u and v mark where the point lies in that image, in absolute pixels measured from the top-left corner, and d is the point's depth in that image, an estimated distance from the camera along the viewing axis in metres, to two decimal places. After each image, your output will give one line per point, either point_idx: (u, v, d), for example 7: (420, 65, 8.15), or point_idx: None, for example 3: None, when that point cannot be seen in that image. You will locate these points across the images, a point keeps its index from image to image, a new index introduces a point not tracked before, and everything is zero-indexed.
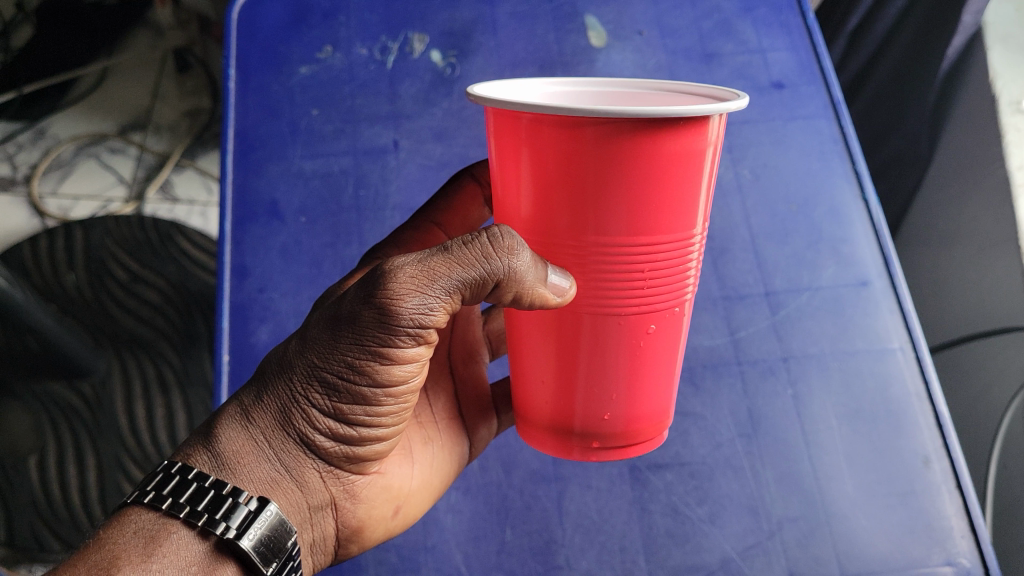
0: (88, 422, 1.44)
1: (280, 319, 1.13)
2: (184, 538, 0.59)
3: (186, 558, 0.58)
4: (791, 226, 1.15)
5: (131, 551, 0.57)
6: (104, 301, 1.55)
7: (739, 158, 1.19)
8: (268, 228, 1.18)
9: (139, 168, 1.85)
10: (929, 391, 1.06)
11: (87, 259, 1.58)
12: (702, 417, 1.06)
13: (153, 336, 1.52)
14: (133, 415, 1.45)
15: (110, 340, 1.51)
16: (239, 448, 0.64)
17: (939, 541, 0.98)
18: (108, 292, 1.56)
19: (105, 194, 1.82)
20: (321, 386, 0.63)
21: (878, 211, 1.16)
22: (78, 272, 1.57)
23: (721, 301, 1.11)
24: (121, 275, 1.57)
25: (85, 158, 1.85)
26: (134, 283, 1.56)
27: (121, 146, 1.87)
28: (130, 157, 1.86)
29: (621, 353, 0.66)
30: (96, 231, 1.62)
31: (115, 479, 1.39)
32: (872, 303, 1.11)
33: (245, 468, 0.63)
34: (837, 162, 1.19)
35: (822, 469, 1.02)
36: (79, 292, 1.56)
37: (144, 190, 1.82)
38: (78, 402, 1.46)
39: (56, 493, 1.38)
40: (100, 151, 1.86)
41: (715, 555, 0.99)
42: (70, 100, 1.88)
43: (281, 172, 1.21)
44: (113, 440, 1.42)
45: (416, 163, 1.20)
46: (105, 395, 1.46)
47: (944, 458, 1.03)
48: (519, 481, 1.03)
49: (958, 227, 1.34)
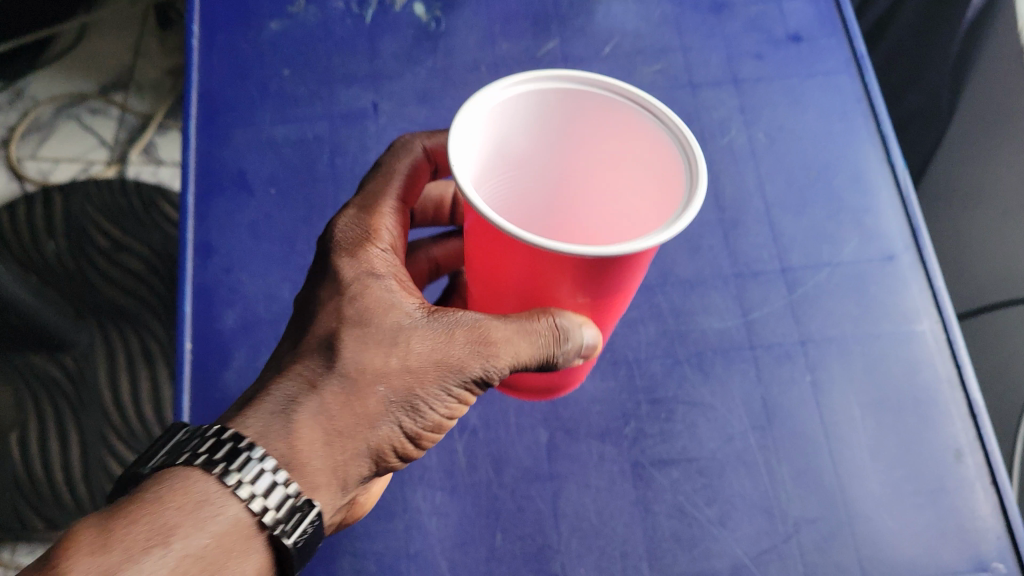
0: (70, 395, 1.37)
1: (250, 301, 1.00)
2: (240, 520, 0.59)
3: (236, 541, 0.59)
4: (809, 194, 1.06)
5: (188, 522, 0.57)
6: (83, 269, 1.46)
7: (752, 120, 1.11)
8: (234, 201, 1.06)
9: (121, 129, 1.75)
10: (961, 378, 0.96)
11: (67, 225, 1.50)
12: (712, 408, 0.95)
13: (136, 305, 1.43)
14: (117, 388, 1.37)
15: (92, 311, 1.42)
16: (308, 447, 0.62)
17: (971, 543, 0.89)
18: (89, 259, 1.46)
19: (85, 155, 1.71)
20: (411, 410, 0.66)
21: (906, 176, 1.06)
22: (58, 240, 1.49)
23: (733, 278, 1.02)
24: (102, 243, 1.48)
25: (66, 119, 1.75)
26: (117, 252, 1.47)
27: (103, 106, 1.77)
28: (111, 118, 1.76)
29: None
30: (76, 198, 1.54)
31: (99, 455, 1.32)
32: (899, 279, 1.01)
33: (312, 469, 0.62)
34: (861, 124, 1.10)
35: (843, 464, 0.93)
36: (58, 261, 1.47)
37: (126, 153, 1.72)
38: (59, 374, 1.38)
39: (38, 469, 1.32)
40: (80, 112, 1.76)
41: (725, 561, 0.88)
42: (48, 59, 1.81)
43: (249, 139, 1.10)
44: (95, 415, 1.35)
45: (397, 128, 1.09)
46: (86, 368, 1.38)
47: (978, 451, 0.93)
48: (510, 480, 0.93)
49: (982, 185, 1.25)
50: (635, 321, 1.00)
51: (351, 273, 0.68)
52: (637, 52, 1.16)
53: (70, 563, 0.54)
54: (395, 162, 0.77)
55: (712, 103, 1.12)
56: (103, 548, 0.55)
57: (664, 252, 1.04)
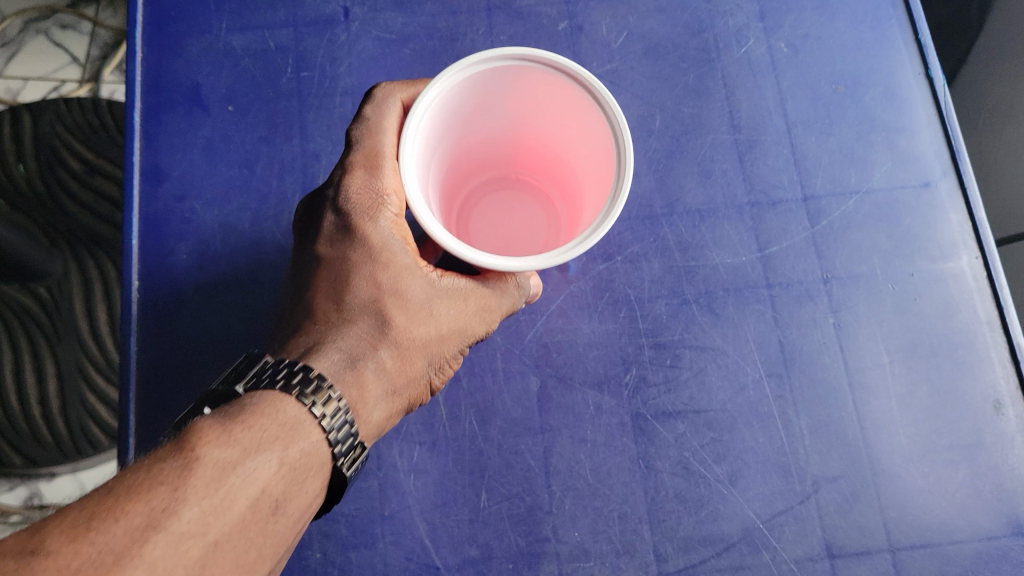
0: (46, 328, 1.33)
1: (205, 234, 0.90)
2: (319, 445, 0.56)
3: (317, 465, 0.56)
4: (836, 111, 0.94)
5: (282, 440, 0.54)
6: (56, 194, 1.35)
7: (774, 28, 0.97)
8: (187, 121, 0.94)
9: (94, 46, 1.63)
10: (1003, 319, 0.86)
11: (36, 146, 1.39)
12: (723, 353, 0.85)
13: (110, 232, 1.35)
14: (92, 316, 1.33)
15: (65, 237, 1.34)
16: (367, 405, 0.61)
17: (1007, 504, 0.80)
18: (61, 183, 1.36)
19: (55, 74, 1.61)
20: (435, 364, 0.67)
21: (945, 90, 0.94)
22: (27, 162, 1.38)
23: (748, 208, 0.90)
24: (74, 166, 1.37)
25: (34, 34, 1.63)
26: (89, 174, 1.37)
27: (72, 20, 1.64)
28: (82, 32, 1.64)
29: (530, 200, 0.80)
30: (45, 117, 1.42)
31: (77, 388, 1.30)
32: (936, 208, 0.90)
33: (369, 421, 0.62)
34: (896, 30, 0.97)
35: (868, 417, 0.83)
36: (28, 184, 1.36)
37: (99, 71, 1.61)
38: (33, 305, 1.33)
39: (14, 404, 1.29)
40: (49, 25, 1.64)
41: (735, 524, 0.80)
42: None
43: (203, 49, 0.96)
44: (71, 344, 1.31)
45: (371, 37, 0.97)
46: (61, 297, 1.33)
47: (1019, 402, 0.83)
48: (497, 433, 0.83)
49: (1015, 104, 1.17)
50: (638, 256, 0.89)
51: (375, 238, 0.63)
52: None
53: (198, 451, 0.51)
54: (384, 115, 0.66)
55: (728, 8, 0.98)
56: (224, 441, 0.52)
57: (671, 176, 0.91)
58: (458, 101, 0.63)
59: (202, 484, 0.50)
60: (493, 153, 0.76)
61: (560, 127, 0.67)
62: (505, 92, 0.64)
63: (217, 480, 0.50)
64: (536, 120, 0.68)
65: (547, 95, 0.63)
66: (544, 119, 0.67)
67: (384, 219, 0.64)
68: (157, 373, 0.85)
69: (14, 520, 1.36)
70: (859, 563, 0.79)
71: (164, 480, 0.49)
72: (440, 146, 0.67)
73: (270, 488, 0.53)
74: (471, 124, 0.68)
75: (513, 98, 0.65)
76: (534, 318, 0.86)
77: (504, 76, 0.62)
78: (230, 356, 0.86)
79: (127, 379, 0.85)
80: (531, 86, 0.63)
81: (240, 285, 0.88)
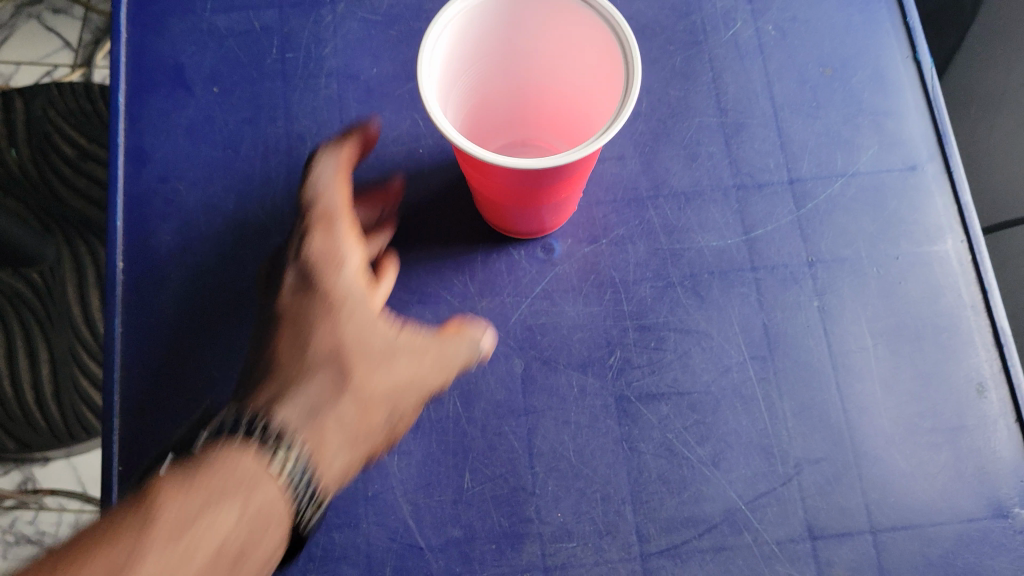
0: (38, 312, 1.35)
1: (190, 215, 0.89)
2: (276, 490, 0.65)
3: (278, 510, 0.65)
4: (824, 94, 0.93)
5: (240, 488, 0.63)
6: (50, 181, 1.37)
7: (762, 11, 0.97)
8: (171, 102, 0.93)
9: (85, 30, 1.63)
10: (987, 302, 0.86)
11: (28, 133, 1.40)
12: (707, 336, 0.85)
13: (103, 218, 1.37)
14: (86, 301, 1.35)
15: (57, 222, 1.37)
16: (320, 459, 0.69)
17: (989, 487, 0.81)
18: (54, 169, 1.38)
19: (47, 59, 1.60)
20: (390, 430, 0.75)
21: (933, 73, 0.94)
22: (20, 148, 1.39)
23: (734, 191, 0.90)
24: (67, 151, 1.38)
25: (26, 18, 1.63)
26: (83, 160, 1.38)
27: (65, 5, 1.64)
28: (75, 17, 1.63)
29: (552, 134, 0.86)
30: (38, 102, 1.42)
31: (70, 370, 1.32)
32: (922, 192, 0.90)
33: (326, 472, 0.70)
34: (883, 13, 0.97)
35: (852, 400, 0.83)
36: (21, 169, 1.37)
37: (92, 57, 1.61)
38: (26, 288, 1.36)
39: (6, 386, 1.31)
40: (41, 11, 1.63)
41: (717, 505, 0.80)
42: None
43: (187, 30, 0.96)
44: (65, 329, 1.34)
45: (357, 18, 0.97)
46: (54, 281, 1.36)
47: (1003, 385, 0.84)
48: (481, 415, 0.83)
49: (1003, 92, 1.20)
50: (623, 239, 0.89)
51: (329, 297, 0.72)
52: None
53: (163, 500, 0.60)
54: (326, 174, 0.74)
55: None
56: (187, 491, 0.61)
57: (658, 159, 0.91)
58: (463, 47, 0.69)
59: (166, 529, 0.58)
60: (505, 96, 0.82)
61: (557, 50, 0.73)
62: (502, 30, 0.70)
63: (180, 526, 0.59)
64: (534, 49, 0.74)
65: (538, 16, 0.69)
66: (540, 46, 0.73)
67: (340, 275, 0.72)
68: (141, 354, 0.84)
69: (8, 503, 1.45)
70: (840, 545, 0.79)
71: (130, 531, 0.58)
72: (452, 97, 0.74)
73: (232, 534, 0.61)
74: (477, 70, 0.75)
75: (510, 34, 0.71)
76: (519, 300, 0.87)
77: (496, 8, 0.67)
78: (212, 338, 0.85)
79: (110, 362, 0.84)
80: (523, 15, 0.69)
81: (224, 267, 0.88)
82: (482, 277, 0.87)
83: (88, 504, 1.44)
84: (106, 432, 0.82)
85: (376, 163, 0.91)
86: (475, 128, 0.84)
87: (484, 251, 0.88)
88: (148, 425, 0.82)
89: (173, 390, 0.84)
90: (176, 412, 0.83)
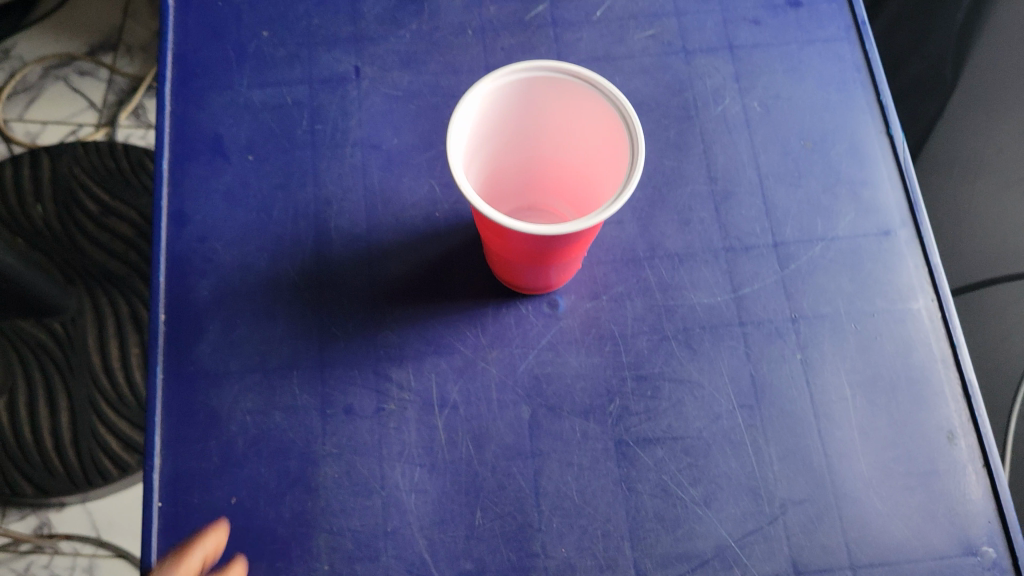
0: (59, 360, 1.51)
1: (226, 271, 0.98)
2: None
3: None
4: (804, 165, 1.03)
5: None
6: (72, 234, 1.57)
7: (747, 89, 1.07)
8: (210, 168, 1.02)
9: (111, 91, 1.88)
10: (957, 357, 0.94)
11: (54, 190, 1.62)
12: (699, 385, 0.93)
13: (125, 271, 1.56)
14: (105, 352, 1.51)
15: (80, 276, 1.55)
16: None
17: (961, 527, 0.88)
18: (77, 225, 1.58)
19: (74, 118, 1.86)
20: None
21: (904, 148, 1.03)
22: (46, 205, 1.60)
23: (724, 253, 0.98)
24: (91, 207, 1.60)
25: (54, 80, 1.88)
26: (105, 216, 1.59)
27: (92, 67, 1.90)
28: (101, 79, 1.89)
29: (558, 200, 0.95)
30: (64, 161, 1.65)
31: (88, 419, 1.47)
32: (895, 255, 0.98)
33: None
34: (860, 93, 1.07)
35: (833, 446, 0.91)
36: (47, 226, 1.58)
37: (115, 116, 1.86)
38: (48, 338, 1.53)
39: (27, 434, 1.47)
40: (68, 73, 1.89)
41: (709, 542, 0.87)
42: (35, 17, 1.92)
43: (225, 103, 1.06)
44: (84, 379, 1.49)
45: (380, 93, 1.06)
46: (75, 332, 1.52)
47: (970, 433, 0.91)
48: (491, 457, 0.90)
49: None
50: (622, 296, 0.97)
51: None
52: (631, 16, 1.11)
53: None
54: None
55: (705, 70, 1.08)
56: None
57: (654, 223, 1.00)
58: (483, 125, 0.78)
59: None
60: (516, 167, 0.91)
61: (567, 126, 0.82)
62: (517, 110, 0.80)
63: None
64: (546, 126, 0.83)
65: (551, 98, 0.78)
66: (550, 123, 0.82)
67: None
68: (179, 400, 0.92)
69: (25, 547, 1.57)
70: None
71: None
72: (471, 168, 0.83)
73: None
74: (492, 144, 0.84)
75: (524, 113, 0.80)
76: (526, 352, 0.94)
77: (517, 91, 0.77)
78: (242, 387, 0.93)
79: (150, 406, 0.92)
80: (536, 96, 0.78)
81: (255, 320, 0.96)
82: (493, 329, 0.95)
83: (99, 549, 1.56)
84: (147, 471, 0.89)
85: (396, 225, 1.00)
86: (491, 196, 0.93)
87: (495, 306, 0.96)
88: (183, 465, 0.90)
89: (208, 433, 0.91)
90: (207, 477, 0.89)
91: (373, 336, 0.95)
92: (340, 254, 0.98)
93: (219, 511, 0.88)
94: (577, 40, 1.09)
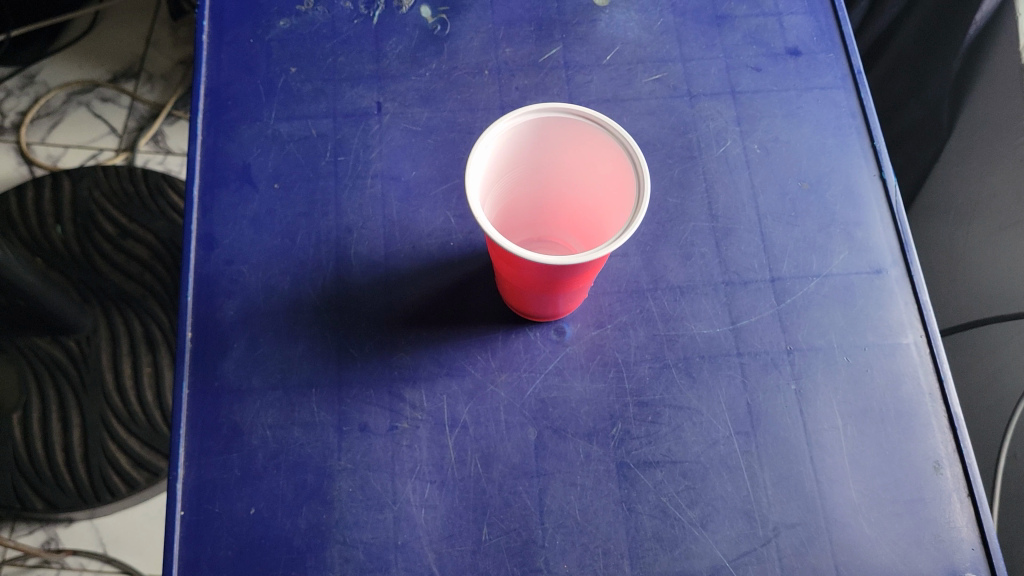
0: (72, 377, 1.55)
1: (251, 293, 1.03)
2: None
3: None
4: (801, 206, 1.08)
5: None
6: (90, 255, 1.63)
7: (748, 132, 1.12)
8: (239, 195, 1.08)
9: (131, 118, 1.95)
10: (943, 391, 0.99)
11: (73, 212, 1.68)
12: (698, 412, 0.98)
13: (141, 292, 1.62)
14: (119, 370, 1.56)
15: (96, 296, 1.61)
16: None
17: (946, 553, 0.92)
18: (94, 246, 1.64)
19: (94, 143, 1.92)
20: None
21: (896, 192, 1.09)
22: (65, 226, 1.67)
23: (723, 286, 1.04)
24: (108, 230, 1.65)
25: (76, 105, 1.95)
26: (122, 238, 1.65)
27: (113, 94, 1.97)
28: (122, 106, 1.96)
29: (566, 233, 1.00)
30: (83, 184, 1.71)
31: (99, 436, 1.51)
32: (886, 292, 1.03)
33: None
34: (855, 138, 1.12)
35: (825, 472, 0.95)
36: (66, 247, 1.64)
37: (135, 142, 1.92)
38: (63, 356, 1.57)
39: (38, 449, 1.51)
40: (90, 99, 1.96)
41: (705, 562, 0.91)
42: (59, 46, 2.00)
43: (254, 134, 1.11)
44: (96, 397, 1.54)
45: (399, 128, 1.12)
46: (90, 351, 1.57)
47: (955, 463, 0.96)
48: (498, 476, 0.95)
49: (976, 203, 1.41)
50: (625, 325, 1.02)
51: None
52: (639, 61, 1.17)
53: None
54: None
55: (709, 113, 1.14)
56: None
57: (657, 257, 1.05)
58: (497, 161, 0.84)
59: None
60: (527, 201, 0.96)
61: (577, 165, 0.87)
62: (530, 148, 0.85)
63: None
64: (557, 164, 0.88)
65: (564, 137, 0.84)
66: (562, 161, 0.88)
67: None
68: (203, 415, 0.97)
69: (32, 561, 1.60)
70: None
71: None
72: (485, 201, 0.88)
73: None
74: (506, 179, 0.89)
75: (538, 150, 0.86)
76: (533, 376, 0.99)
77: (531, 130, 0.82)
78: (263, 404, 0.98)
79: (176, 420, 0.96)
80: (548, 135, 0.84)
81: (277, 340, 1.01)
82: (503, 354, 1.00)
83: (105, 565, 1.59)
84: (170, 480, 0.94)
85: (413, 253, 1.05)
86: (503, 227, 0.99)
87: (505, 331, 1.01)
88: (204, 477, 0.94)
89: (229, 447, 0.96)
90: (227, 490, 0.94)
91: (389, 357, 1.00)
92: (359, 280, 1.04)
93: (238, 521, 0.92)
94: (588, 82, 1.16)
